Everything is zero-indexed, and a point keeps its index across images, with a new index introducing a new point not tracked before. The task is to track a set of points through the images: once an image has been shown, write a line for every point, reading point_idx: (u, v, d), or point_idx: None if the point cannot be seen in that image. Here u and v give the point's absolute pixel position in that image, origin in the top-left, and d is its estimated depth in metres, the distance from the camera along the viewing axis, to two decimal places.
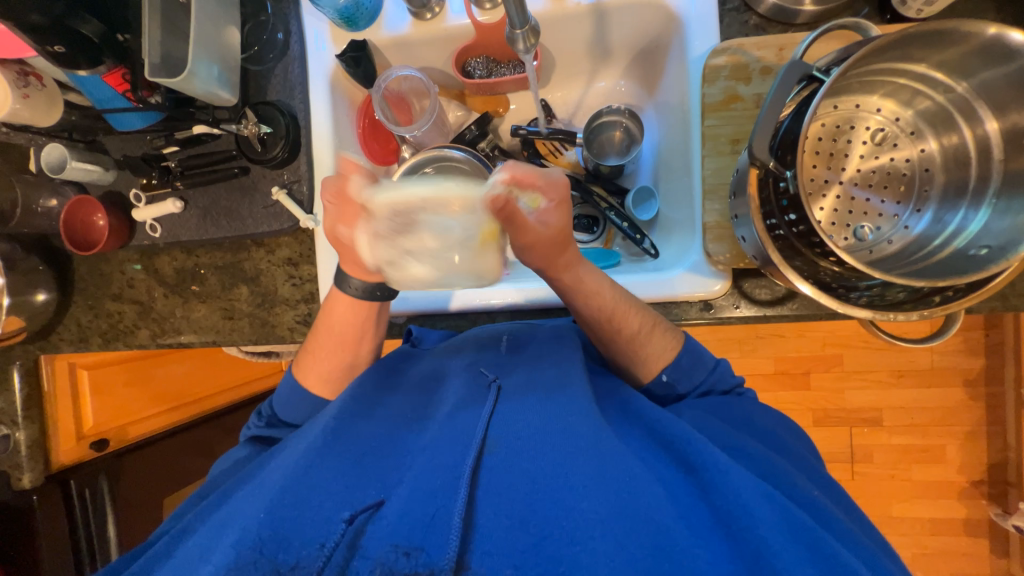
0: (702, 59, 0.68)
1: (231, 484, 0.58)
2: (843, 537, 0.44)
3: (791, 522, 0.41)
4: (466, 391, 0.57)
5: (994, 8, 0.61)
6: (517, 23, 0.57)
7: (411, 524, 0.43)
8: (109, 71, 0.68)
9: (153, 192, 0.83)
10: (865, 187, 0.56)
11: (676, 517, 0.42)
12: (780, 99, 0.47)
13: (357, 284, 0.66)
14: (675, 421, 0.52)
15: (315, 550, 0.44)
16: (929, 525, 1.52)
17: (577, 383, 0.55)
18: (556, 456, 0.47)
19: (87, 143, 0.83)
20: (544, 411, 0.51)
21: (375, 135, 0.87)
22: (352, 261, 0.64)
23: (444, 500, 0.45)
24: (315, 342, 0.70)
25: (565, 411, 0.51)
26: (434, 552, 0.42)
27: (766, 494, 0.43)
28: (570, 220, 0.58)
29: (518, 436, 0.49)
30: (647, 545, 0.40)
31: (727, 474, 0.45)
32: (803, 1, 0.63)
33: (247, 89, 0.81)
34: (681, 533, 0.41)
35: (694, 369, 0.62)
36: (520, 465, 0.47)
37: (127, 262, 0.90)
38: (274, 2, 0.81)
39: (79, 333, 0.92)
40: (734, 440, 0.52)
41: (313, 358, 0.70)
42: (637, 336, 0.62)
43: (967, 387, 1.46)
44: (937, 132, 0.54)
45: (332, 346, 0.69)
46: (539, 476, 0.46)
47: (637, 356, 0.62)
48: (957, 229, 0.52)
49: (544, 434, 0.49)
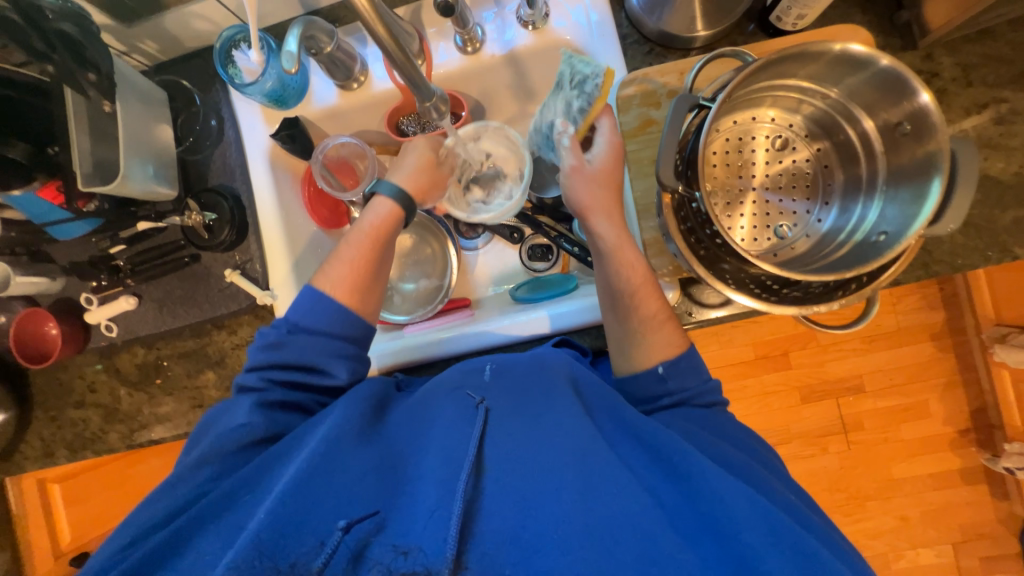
0: (613, 91, 0.72)
1: (214, 494, 0.51)
2: (823, 538, 0.47)
3: (774, 519, 0.44)
4: (457, 411, 0.57)
5: (858, 12, 0.68)
6: (424, 97, 0.59)
7: (414, 531, 0.46)
8: (42, 186, 0.66)
9: (105, 293, 0.83)
10: (776, 189, 0.60)
11: (659, 522, 0.45)
12: (676, 127, 0.50)
13: (398, 191, 0.72)
14: (666, 433, 0.53)
15: (313, 547, 0.45)
16: (929, 480, 1.56)
17: (565, 396, 0.56)
18: (547, 471, 0.49)
19: (31, 254, 0.83)
20: (534, 429, 0.53)
21: (322, 202, 0.89)
22: (411, 179, 0.74)
23: (442, 508, 0.47)
24: (350, 248, 0.69)
25: (555, 425, 0.53)
26: (432, 552, 0.44)
27: (747, 494, 0.46)
28: (609, 192, 0.66)
29: (509, 454, 0.51)
30: (633, 551, 0.43)
31: (714, 482, 0.47)
32: (694, 27, 0.68)
33: (188, 179, 0.82)
34: (665, 536, 0.44)
35: (691, 374, 0.61)
36: (511, 484, 0.49)
37: (86, 365, 0.88)
38: (203, 93, 0.83)
39: (44, 448, 0.88)
40: (718, 453, 0.54)
41: (345, 262, 0.68)
42: (648, 330, 0.62)
43: (935, 341, 1.53)
44: (827, 132, 0.59)
45: (356, 257, 0.69)
46: (529, 488, 0.48)
47: (643, 342, 0.62)
48: (858, 223, 0.56)
49: (535, 452, 0.51)
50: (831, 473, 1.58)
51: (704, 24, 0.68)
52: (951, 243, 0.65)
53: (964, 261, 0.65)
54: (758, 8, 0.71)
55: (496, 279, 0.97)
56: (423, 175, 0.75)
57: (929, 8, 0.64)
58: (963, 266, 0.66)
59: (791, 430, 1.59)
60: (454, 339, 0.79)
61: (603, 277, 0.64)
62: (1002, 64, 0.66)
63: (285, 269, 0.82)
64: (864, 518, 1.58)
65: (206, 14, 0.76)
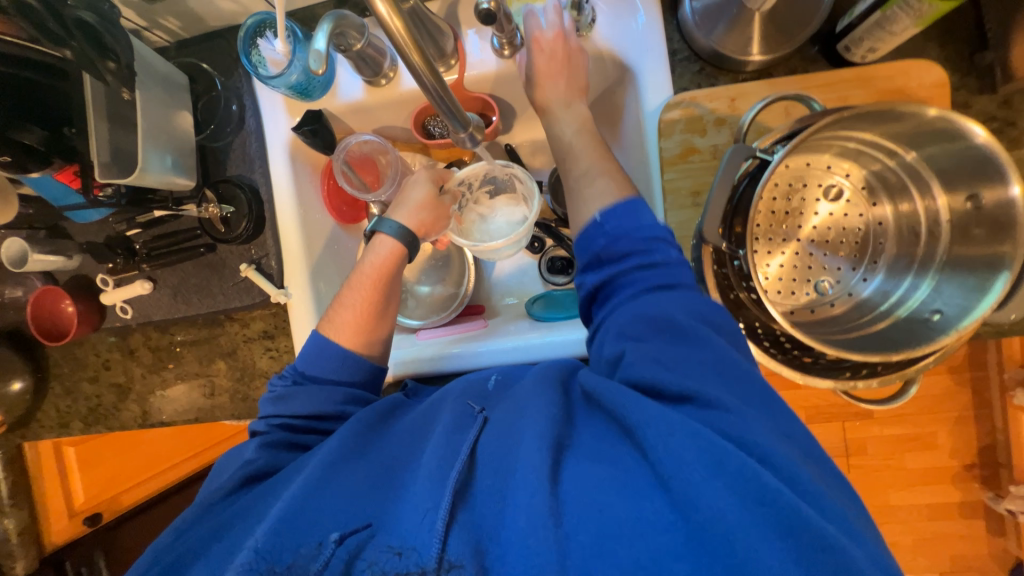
0: (657, 112, 0.67)
1: (224, 517, 0.55)
2: (805, 486, 0.40)
3: (774, 509, 0.37)
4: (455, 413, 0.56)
5: (936, 46, 0.62)
6: (458, 127, 0.53)
7: (401, 531, 0.46)
8: (59, 170, 0.65)
9: (121, 275, 0.83)
10: (823, 243, 0.56)
11: (616, 490, 0.42)
12: (729, 179, 0.47)
13: (399, 227, 0.71)
14: (610, 384, 0.47)
15: (313, 549, 0.47)
16: (925, 511, 1.56)
17: (549, 385, 0.52)
18: (513, 455, 0.47)
19: (48, 230, 0.82)
20: (515, 423, 0.50)
21: (340, 197, 0.88)
22: (413, 217, 0.73)
23: (426, 511, 0.46)
24: (351, 292, 0.70)
25: (535, 416, 0.49)
26: (419, 553, 0.44)
27: (693, 435, 0.41)
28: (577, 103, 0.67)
29: (493, 452, 0.49)
30: (598, 529, 0.40)
31: (692, 458, 0.40)
32: (749, 51, 0.63)
33: (207, 166, 0.80)
34: (623, 503, 0.41)
35: (630, 215, 0.56)
36: (490, 479, 0.47)
37: (101, 343, 0.89)
38: (224, 77, 0.79)
39: (60, 419, 0.91)
40: (659, 374, 0.46)
41: (347, 307, 0.69)
42: (587, 181, 0.62)
43: (954, 375, 1.49)
44: (888, 190, 0.55)
45: (358, 296, 0.70)
46: (508, 486, 0.46)
47: (581, 196, 0.62)
48: (902, 298, 0.53)
49: (505, 441, 0.49)
50: None
51: (762, 48, 0.63)
52: None
53: None
54: (825, 32, 0.65)
55: (511, 288, 0.95)
56: (426, 212, 0.74)
57: (1017, 48, 0.58)
58: None
59: None
60: (469, 353, 0.78)
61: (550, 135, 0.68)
62: None
63: (301, 267, 0.80)
64: None
65: None
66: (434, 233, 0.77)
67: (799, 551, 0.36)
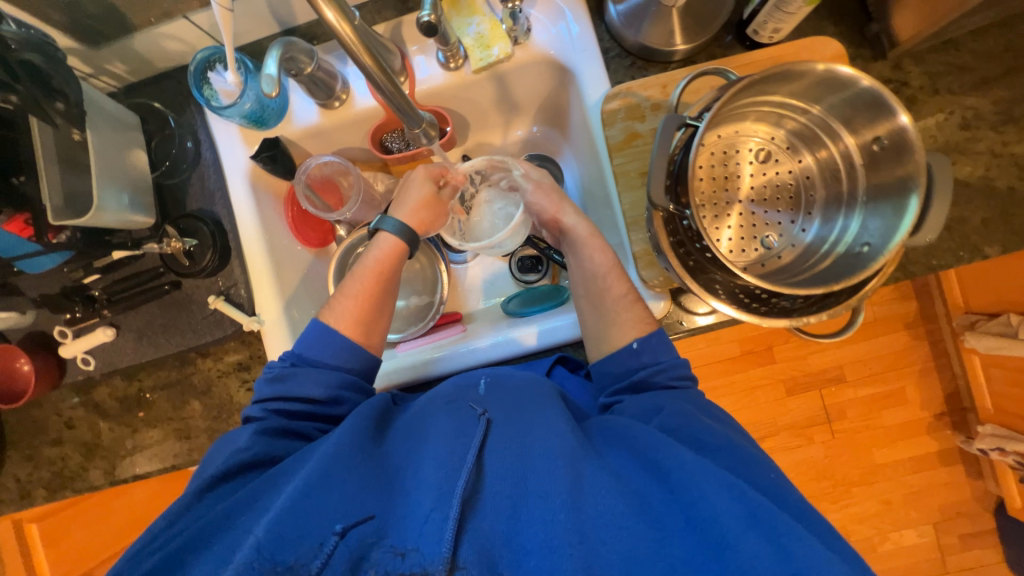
0: (598, 105, 0.73)
1: (218, 511, 0.51)
2: (799, 513, 0.47)
3: (765, 523, 0.43)
4: (457, 419, 0.57)
5: (830, 24, 0.70)
6: (411, 124, 0.57)
7: (411, 533, 0.46)
8: (7, 220, 0.63)
9: (80, 325, 0.80)
10: (761, 201, 0.61)
11: (642, 518, 0.46)
12: (664, 146, 0.52)
13: (397, 223, 0.74)
14: (649, 432, 0.54)
15: (314, 547, 0.45)
16: (909, 464, 1.62)
17: (560, 413, 0.57)
18: (536, 476, 0.49)
19: (0, 288, 0.80)
20: (528, 437, 0.53)
21: (306, 222, 0.88)
22: (415, 210, 0.76)
23: (438, 508, 0.46)
24: (355, 283, 0.72)
25: (550, 438, 0.53)
26: (430, 552, 0.44)
27: (725, 482, 0.46)
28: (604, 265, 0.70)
29: (506, 460, 0.51)
30: (618, 550, 0.44)
31: (699, 484, 0.46)
32: (673, 42, 0.70)
33: (165, 204, 0.79)
34: (651, 532, 0.45)
35: (665, 346, 0.64)
36: (504, 489, 0.49)
37: (63, 401, 0.84)
38: (177, 114, 0.80)
39: (20, 489, 0.84)
40: (691, 426, 0.54)
41: (352, 298, 0.71)
42: (620, 309, 0.67)
43: (909, 329, 1.60)
44: (808, 145, 0.61)
45: (363, 285, 0.72)
46: (521, 493, 0.49)
47: (614, 317, 0.66)
48: (840, 236, 0.58)
49: (524, 457, 0.51)
50: (817, 462, 1.62)
51: (683, 38, 0.70)
52: (926, 245, 0.68)
53: (938, 262, 0.68)
54: (735, 21, 0.72)
55: (485, 292, 0.97)
56: (425, 209, 0.77)
57: (897, 20, 0.66)
58: (937, 266, 0.69)
59: (778, 422, 1.63)
60: (452, 354, 0.79)
61: (575, 263, 0.72)
62: (964, 72, 0.69)
63: (271, 292, 0.80)
64: (850, 503, 1.63)
65: (178, 35, 0.74)
66: (432, 230, 0.80)
67: (785, 554, 0.41)
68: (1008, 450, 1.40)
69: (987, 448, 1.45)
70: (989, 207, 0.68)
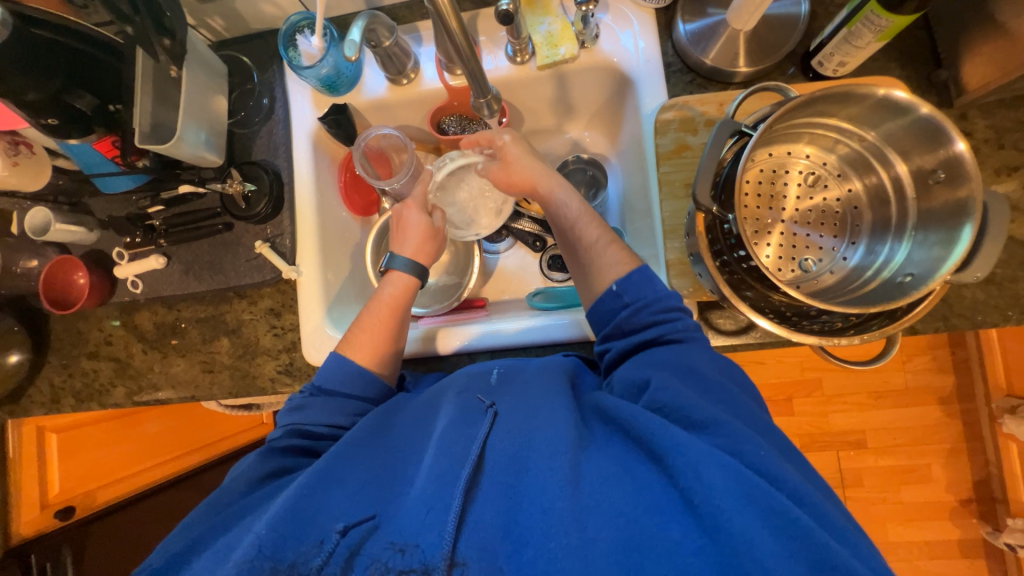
0: (653, 114, 0.75)
1: (227, 513, 0.53)
2: (818, 511, 0.43)
3: (767, 512, 0.41)
4: (458, 412, 0.56)
5: (897, 66, 0.71)
6: (477, 93, 0.61)
7: (414, 525, 0.45)
8: (98, 139, 0.71)
9: (137, 250, 0.86)
10: (805, 224, 0.62)
11: (638, 505, 0.44)
12: (716, 150, 0.53)
13: (409, 262, 0.76)
14: (637, 411, 0.50)
15: (314, 546, 0.46)
16: (925, 548, 1.52)
17: (558, 402, 0.55)
18: (536, 469, 0.48)
19: (72, 205, 0.87)
20: (525, 430, 0.52)
21: (356, 189, 0.93)
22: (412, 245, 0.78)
23: (438, 497, 0.46)
24: (368, 318, 0.73)
25: (547, 429, 0.51)
26: (430, 550, 0.44)
27: (721, 463, 0.43)
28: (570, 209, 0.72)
29: (504, 454, 0.50)
30: (617, 539, 0.42)
31: (693, 461, 0.44)
32: (736, 63, 0.71)
33: (233, 150, 0.85)
34: (648, 518, 0.43)
35: (646, 285, 0.62)
36: (502, 481, 0.47)
37: (106, 318, 0.90)
38: (260, 72, 0.87)
39: (52, 395, 0.90)
40: (682, 401, 0.50)
41: (365, 333, 0.72)
42: (596, 255, 0.68)
43: (942, 405, 1.51)
44: (859, 173, 0.61)
45: (379, 322, 0.72)
46: (520, 487, 0.47)
47: (595, 267, 0.68)
48: (886, 261, 0.57)
49: (522, 450, 0.50)
50: None
51: (746, 61, 0.71)
52: (973, 300, 0.66)
53: (983, 318, 0.66)
54: (801, 52, 0.73)
55: (511, 284, 0.99)
56: (426, 242, 0.79)
57: (967, 69, 0.66)
58: (983, 323, 0.66)
59: None
60: (474, 332, 0.80)
61: (551, 218, 0.74)
62: None
63: (313, 247, 0.84)
64: None
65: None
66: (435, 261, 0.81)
67: (790, 545, 0.39)
68: None
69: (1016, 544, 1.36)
70: None
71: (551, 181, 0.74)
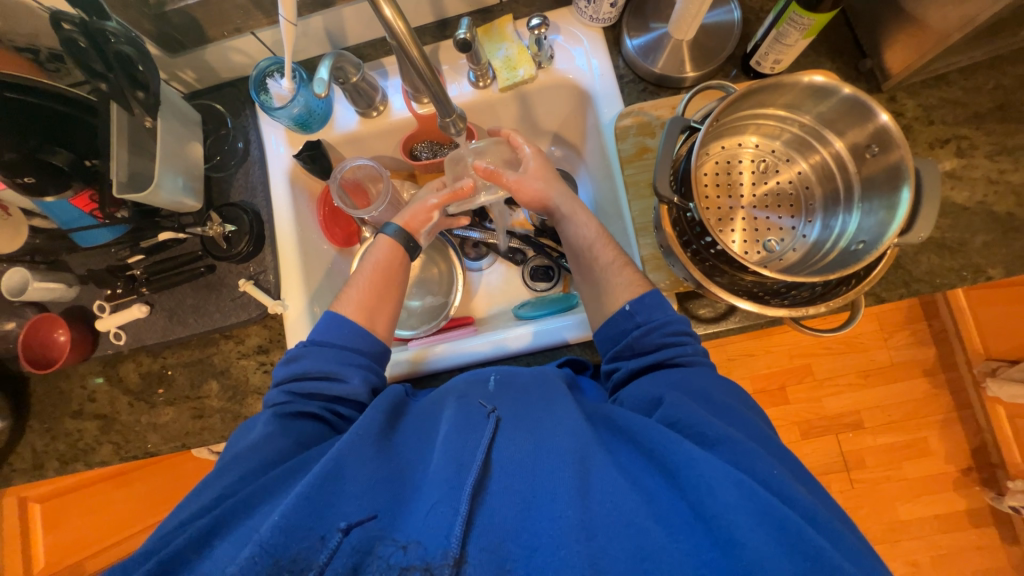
0: (612, 122, 0.79)
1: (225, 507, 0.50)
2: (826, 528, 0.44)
3: (774, 518, 0.42)
4: (463, 418, 0.56)
5: (827, 60, 0.77)
6: (443, 114, 0.64)
7: (417, 525, 0.47)
8: (76, 195, 0.71)
9: (118, 301, 0.85)
10: (763, 207, 0.65)
11: (649, 514, 0.45)
12: (671, 146, 0.56)
13: (398, 229, 0.79)
14: (649, 424, 0.52)
15: (315, 543, 0.45)
16: (936, 523, 1.52)
17: (566, 410, 0.56)
18: (544, 474, 0.48)
19: (49, 264, 0.86)
20: (534, 437, 0.52)
21: (335, 221, 0.95)
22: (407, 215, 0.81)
23: (446, 501, 0.47)
24: (358, 280, 0.75)
25: (556, 436, 0.52)
26: (432, 545, 0.44)
27: (734, 479, 0.44)
28: (588, 231, 0.75)
29: (512, 458, 0.50)
30: (627, 548, 0.43)
31: (703, 473, 0.45)
32: (683, 69, 0.77)
33: (211, 194, 0.87)
34: (658, 530, 0.43)
35: (657, 307, 0.65)
36: (512, 485, 0.48)
37: (89, 375, 0.88)
38: (234, 117, 0.90)
39: (34, 460, 0.87)
40: (695, 418, 0.51)
41: (356, 290, 0.74)
42: (611, 275, 0.71)
43: (928, 377, 1.55)
44: (804, 156, 0.65)
45: (371, 287, 0.74)
46: (528, 492, 0.47)
47: (609, 288, 0.70)
48: (842, 232, 0.61)
49: (533, 454, 0.50)
50: None
51: (691, 66, 0.77)
52: (929, 265, 0.70)
53: (942, 281, 0.70)
54: (740, 55, 0.79)
55: (497, 298, 1.01)
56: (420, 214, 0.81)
57: (889, 55, 0.72)
58: (942, 286, 0.70)
59: None
60: (466, 347, 0.81)
61: (566, 235, 0.77)
62: (957, 105, 0.74)
63: (297, 281, 0.85)
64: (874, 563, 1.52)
65: (243, 48, 0.84)
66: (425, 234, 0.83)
67: (794, 554, 0.40)
68: None
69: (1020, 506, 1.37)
70: (990, 231, 0.70)
71: (568, 206, 0.77)
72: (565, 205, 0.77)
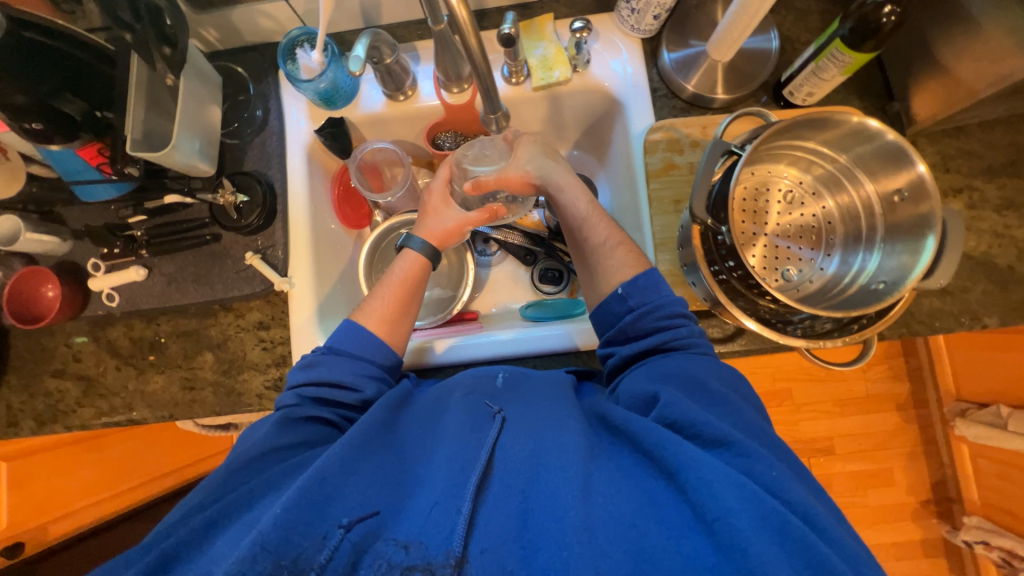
0: (642, 135, 0.79)
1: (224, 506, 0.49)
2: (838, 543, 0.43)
3: (774, 520, 0.42)
4: (467, 420, 0.57)
5: (855, 98, 0.79)
6: (489, 108, 0.64)
7: (418, 522, 0.46)
8: (83, 146, 0.68)
9: (114, 261, 0.82)
10: (785, 237, 0.67)
11: (650, 516, 0.45)
12: (709, 168, 0.57)
13: (424, 243, 0.78)
14: (649, 425, 0.51)
15: (318, 541, 0.44)
16: (892, 549, 1.59)
17: (568, 413, 0.56)
18: (547, 476, 0.49)
19: (42, 214, 0.83)
20: (537, 439, 0.52)
21: (348, 201, 0.93)
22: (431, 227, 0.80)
23: (449, 498, 0.47)
24: (380, 290, 0.74)
25: (558, 437, 0.52)
26: (436, 544, 0.43)
27: (736, 483, 0.44)
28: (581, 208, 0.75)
29: (515, 460, 0.50)
30: (628, 550, 0.43)
31: (706, 475, 0.45)
32: (716, 90, 0.77)
33: (223, 160, 0.84)
34: (659, 533, 0.43)
35: (651, 290, 0.64)
36: (513, 485, 0.48)
37: (74, 334, 0.85)
38: (255, 83, 0.87)
39: (8, 418, 0.83)
40: (693, 417, 0.51)
41: (379, 300, 0.73)
42: (603, 256, 0.70)
43: (900, 411, 1.61)
44: (831, 192, 0.67)
45: (392, 296, 0.73)
46: (531, 495, 0.47)
47: (603, 269, 0.69)
48: (859, 269, 0.63)
49: (535, 457, 0.51)
50: None
51: (725, 89, 0.77)
52: (930, 308, 0.73)
53: (941, 325, 0.72)
54: (773, 83, 0.80)
55: (503, 296, 1.00)
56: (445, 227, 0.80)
57: (916, 101, 0.74)
58: (940, 329, 0.73)
59: None
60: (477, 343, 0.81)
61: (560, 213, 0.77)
62: (972, 157, 0.76)
63: (307, 259, 0.83)
64: None
65: (272, 13, 0.81)
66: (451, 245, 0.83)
67: (794, 557, 0.41)
68: (992, 544, 1.40)
69: (972, 540, 1.44)
70: (990, 281, 0.73)
71: (562, 180, 0.77)
72: (559, 180, 0.77)
